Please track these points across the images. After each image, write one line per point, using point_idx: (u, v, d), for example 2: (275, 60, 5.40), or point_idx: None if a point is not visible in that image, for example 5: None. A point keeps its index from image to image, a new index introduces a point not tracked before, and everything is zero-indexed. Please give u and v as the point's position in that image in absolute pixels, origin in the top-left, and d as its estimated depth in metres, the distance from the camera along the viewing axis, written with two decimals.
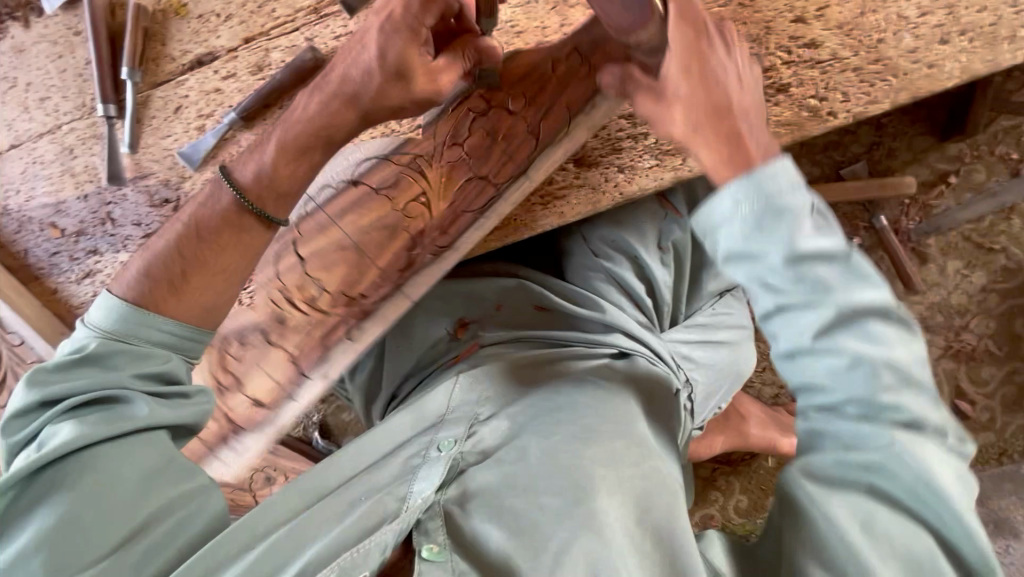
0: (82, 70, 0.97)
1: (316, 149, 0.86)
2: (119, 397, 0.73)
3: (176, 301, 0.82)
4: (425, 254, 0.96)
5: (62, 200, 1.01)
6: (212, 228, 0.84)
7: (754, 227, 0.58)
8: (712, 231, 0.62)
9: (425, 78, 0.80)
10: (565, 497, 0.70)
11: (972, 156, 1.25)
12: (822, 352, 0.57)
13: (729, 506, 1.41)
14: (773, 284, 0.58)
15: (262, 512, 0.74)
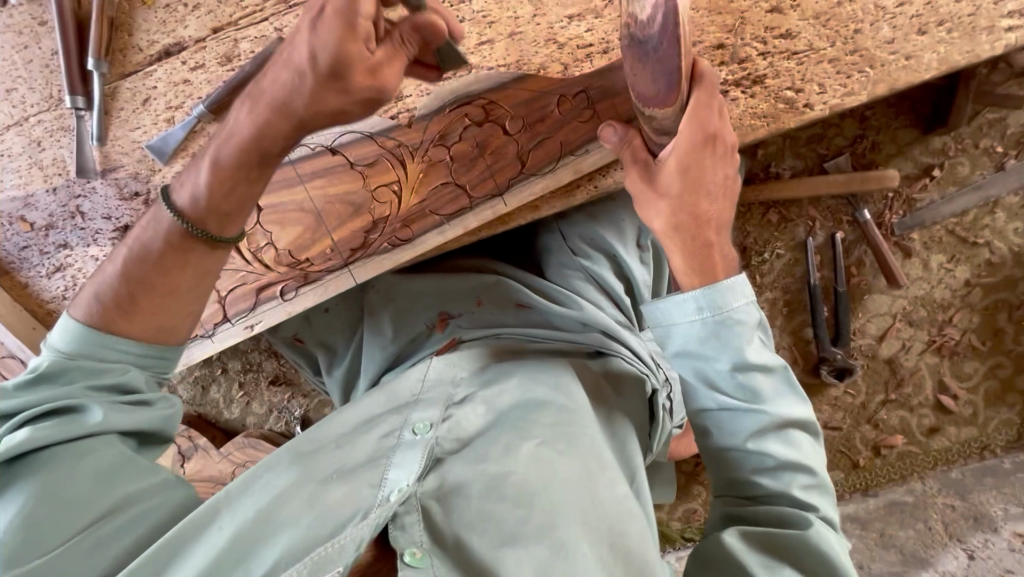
0: (48, 60, 0.96)
1: (249, 167, 0.79)
2: (73, 406, 0.72)
3: (126, 322, 0.78)
4: (381, 242, 0.97)
5: (31, 194, 1.00)
6: (157, 250, 0.79)
7: (708, 333, 0.69)
8: (671, 327, 0.72)
9: (362, 76, 0.72)
10: (540, 503, 0.69)
11: (956, 149, 1.23)
12: (753, 446, 0.68)
13: (711, 501, 1.40)
14: (717, 384, 0.69)
15: (232, 494, 0.71)
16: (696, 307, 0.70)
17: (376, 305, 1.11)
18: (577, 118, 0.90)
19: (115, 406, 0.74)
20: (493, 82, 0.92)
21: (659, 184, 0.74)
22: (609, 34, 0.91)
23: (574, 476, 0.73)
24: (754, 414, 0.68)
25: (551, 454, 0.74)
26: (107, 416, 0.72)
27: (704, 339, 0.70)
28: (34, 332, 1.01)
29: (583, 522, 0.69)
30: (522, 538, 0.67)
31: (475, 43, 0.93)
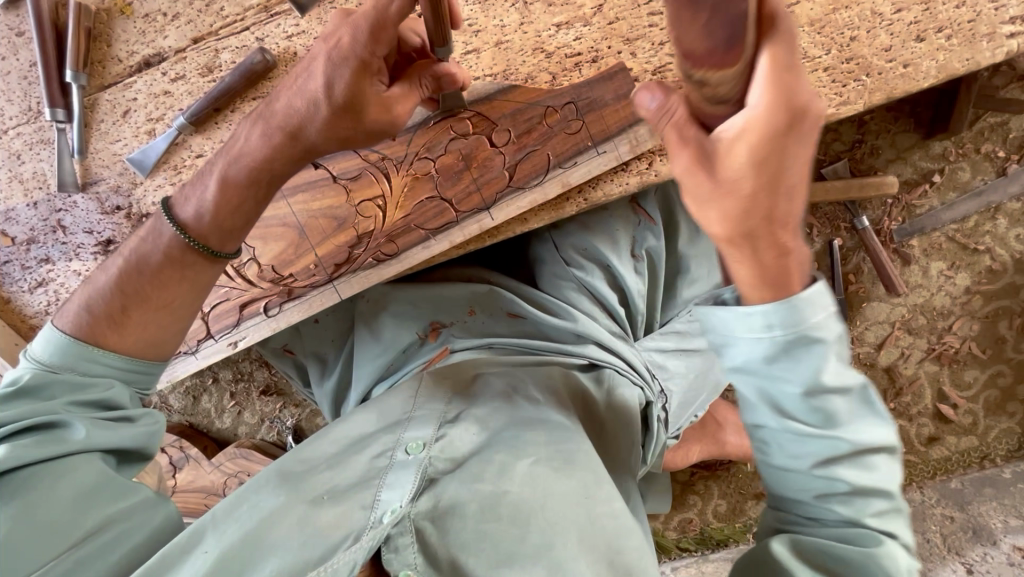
0: (26, 72, 0.94)
1: (259, 184, 0.81)
2: (55, 422, 0.70)
3: (118, 336, 0.78)
4: (367, 257, 0.95)
5: (11, 208, 0.98)
6: (155, 263, 0.80)
7: (777, 353, 0.50)
8: (726, 337, 0.53)
9: (377, 111, 0.76)
10: (537, 524, 0.67)
11: (957, 154, 1.21)
12: (819, 477, 0.54)
13: (707, 511, 1.39)
14: (782, 410, 0.53)
15: (216, 517, 0.69)
16: (764, 323, 0.50)
17: (367, 315, 1.09)
18: (564, 131, 0.88)
19: (99, 422, 0.72)
20: (477, 93, 0.90)
21: (722, 164, 0.49)
22: (597, 42, 0.88)
23: (570, 495, 0.71)
24: (826, 441, 0.52)
25: (546, 474, 0.72)
26: (91, 433, 0.70)
27: (771, 360, 0.51)
28: (16, 348, 1.00)
29: (581, 546, 0.67)
30: (518, 560, 0.65)
31: (461, 52, 0.91)
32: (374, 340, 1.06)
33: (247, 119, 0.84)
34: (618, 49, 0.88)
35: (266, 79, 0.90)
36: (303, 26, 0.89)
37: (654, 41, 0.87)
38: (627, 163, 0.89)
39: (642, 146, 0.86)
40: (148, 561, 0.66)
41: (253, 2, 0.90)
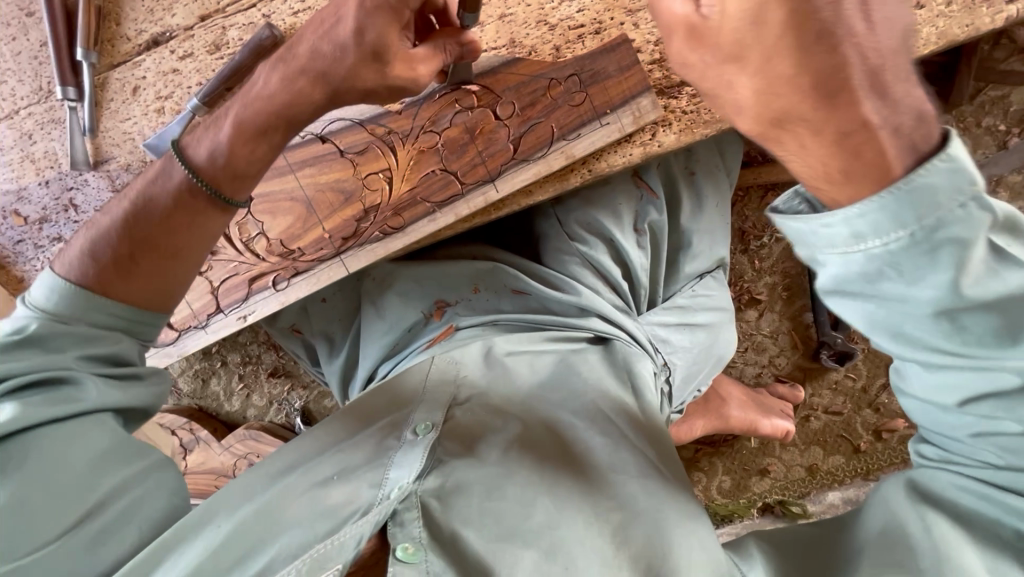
0: (37, 52, 0.95)
1: (274, 131, 0.82)
2: (63, 379, 0.71)
3: (125, 284, 0.78)
4: (373, 230, 0.97)
5: (23, 187, 0.99)
6: (162, 209, 0.80)
7: (881, 267, 0.46)
8: (811, 250, 0.50)
9: (402, 64, 0.78)
10: (543, 502, 0.69)
11: (958, 129, 1.21)
12: (962, 413, 0.54)
13: (712, 487, 1.40)
14: (909, 334, 0.50)
15: (230, 495, 0.72)
16: (850, 233, 0.46)
17: (373, 293, 1.11)
18: (569, 103, 0.89)
19: (107, 380, 0.74)
20: (483, 66, 0.91)
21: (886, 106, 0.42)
22: (600, 14, 0.89)
23: (570, 479, 0.72)
24: (982, 375, 0.50)
25: (550, 460, 0.74)
26: (102, 391, 0.72)
27: (872, 277, 0.47)
28: None
29: (582, 528, 0.67)
30: (519, 536, 0.67)
31: None
32: (380, 319, 1.07)
33: (268, 61, 0.86)
34: (621, 20, 0.89)
35: (275, 57, 0.91)
36: (309, 3, 0.90)
37: None
38: (629, 135, 0.90)
39: (645, 117, 0.87)
40: (160, 537, 0.67)
41: None
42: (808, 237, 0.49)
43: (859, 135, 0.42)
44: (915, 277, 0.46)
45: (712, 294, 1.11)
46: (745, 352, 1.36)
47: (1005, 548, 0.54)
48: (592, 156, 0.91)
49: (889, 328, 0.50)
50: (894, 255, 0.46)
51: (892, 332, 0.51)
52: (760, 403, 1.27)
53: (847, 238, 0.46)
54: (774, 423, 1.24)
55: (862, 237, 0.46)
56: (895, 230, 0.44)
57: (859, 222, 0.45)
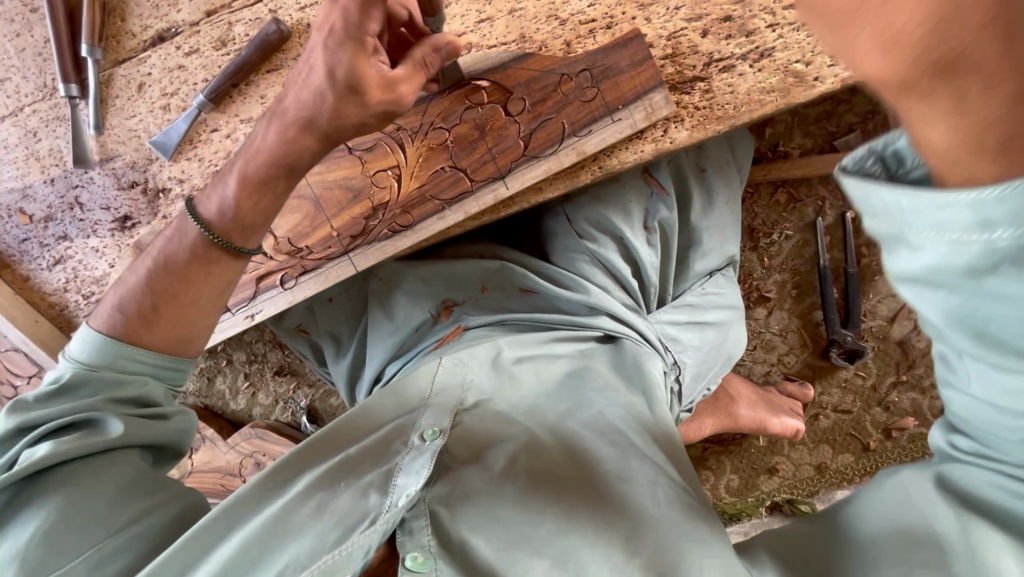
0: (41, 48, 0.94)
1: (278, 178, 0.81)
2: (92, 420, 0.71)
3: (148, 332, 0.77)
4: (381, 228, 0.96)
5: (29, 185, 0.98)
6: (182, 260, 0.80)
7: (997, 264, 0.33)
8: (901, 236, 0.36)
9: (380, 93, 0.75)
10: (552, 511, 0.67)
11: None
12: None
13: (720, 485, 1.39)
14: (992, 337, 0.37)
15: (242, 502, 0.71)
16: (978, 220, 0.32)
17: (380, 293, 1.10)
18: (580, 99, 0.88)
19: (133, 418, 0.73)
20: (493, 62, 0.90)
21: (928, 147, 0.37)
22: (612, 9, 0.88)
23: (577, 484, 0.71)
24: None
25: (559, 468, 0.73)
26: (128, 432, 0.71)
27: (983, 272, 0.34)
28: (35, 325, 1.01)
29: (594, 536, 0.65)
30: (529, 544, 0.65)
31: (474, 21, 0.92)
32: (387, 318, 1.06)
33: (264, 116, 0.85)
34: (632, 15, 0.87)
35: (282, 54, 0.90)
36: None
37: (669, 6, 0.87)
38: (641, 132, 0.89)
39: (657, 113, 0.86)
40: (176, 541, 0.67)
41: None
42: (897, 213, 0.36)
43: (1023, 108, 0.30)
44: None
45: (722, 292, 1.10)
46: (754, 349, 1.36)
47: None
48: (602, 152, 0.89)
49: (969, 324, 0.37)
50: (1009, 251, 0.33)
51: (971, 331, 0.37)
52: (769, 401, 1.26)
53: (959, 226, 0.33)
54: (783, 421, 1.23)
55: (991, 226, 0.32)
56: (1016, 221, 0.32)
57: (1000, 206, 0.31)
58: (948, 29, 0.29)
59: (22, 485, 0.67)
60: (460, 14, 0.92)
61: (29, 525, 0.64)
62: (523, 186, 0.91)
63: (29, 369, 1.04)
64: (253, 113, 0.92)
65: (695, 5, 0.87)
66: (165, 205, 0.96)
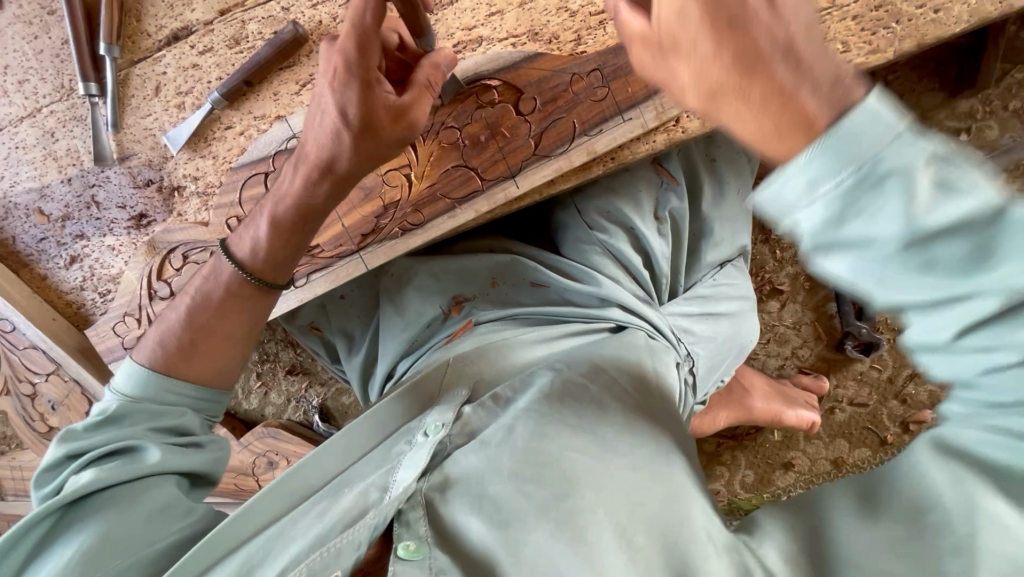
0: (59, 50, 0.95)
1: (306, 219, 0.85)
2: (132, 449, 0.72)
3: (186, 367, 0.80)
4: (393, 227, 0.97)
5: (46, 185, 1.00)
6: (219, 297, 0.84)
7: (845, 209, 0.40)
8: (788, 218, 0.43)
9: (392, 122, 0.76)
10: (546, 482, 0.65)
11: (985, 112, 1.18)
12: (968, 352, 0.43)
13: (735, 481, 1.38)
14: (889, 279, 0.42)
15: (251, 510, 0.70)
16: (805, 183, 0.41)
17: (391, 289, 1.09)
18: (591, 98, 0.88)
19: (171, 447, 0.74)
20: (503, 62, 0.90)
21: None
22: None
23: (574, 441, 0.69)
24: (961, 302, 0.40)
25: (552, 426, 0.70)
26: (166, 458, 0.72)
27: (841, 218, 0.41)
28: (53, 322, 1.03)
29: (596, 505, 0.63)
30: (528, 519, 0.63)
31: (485, 14, 0.91)
32: (398, 314, 1.06)
33: (290, 157, 0.88)
34: None
35: (296, 53, 0.91)
36: None
37: None
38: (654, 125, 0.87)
39: (667, 114, 0.86)
40: (190, 549, 0.66)
41: None
42: (774, 200, 0.43)
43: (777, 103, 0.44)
44: (873, 216, 0.40)
45: (734, 282, 1.10)
46: (767, 343, 1.35)
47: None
48: (614, 145, 0.88)
49: (879, 271, 0.42)
50: (851, 194, 0.40)
51: (875, 278, 0.42)
52: (783, 394, 1.25)
53: (802, 199, 0.42)
54: (799, 414, 1.22)
55: (816, 184, 0.41)
56: (840, 169, 0.40)
57: (811, 169, 0.41)
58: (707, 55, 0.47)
59: (64, 510, 0.67)
60: (469, 9, 0.92)
61: (67, 548, 0.64)
62: (535, 185, 0.91)
63: (47, 367, 1.05)
64: (267, 111, 0.93)
65: None
66: (180, 202, 0.98)
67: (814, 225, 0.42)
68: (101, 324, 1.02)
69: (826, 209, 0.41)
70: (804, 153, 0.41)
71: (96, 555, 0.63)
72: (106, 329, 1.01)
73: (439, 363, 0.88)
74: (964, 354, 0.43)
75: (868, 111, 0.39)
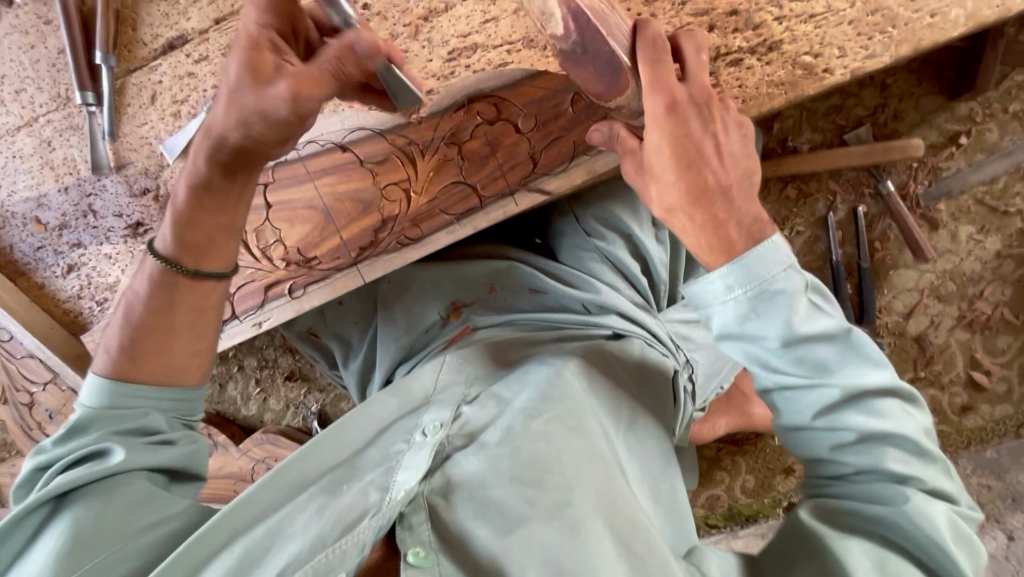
0: (55, 60, 0.95)
1: (214, 202, 0.76)
2: (98, 453, 0.70)
3: (134, 367, 0.74)
4: (391, 240, 0.97)
5: (43, 194, 1.00)
6: (158, 291, 0.76)
7: (748, 311, 0.63)
8: (706, 310, 0.66)
9: (265, 91, 0.68)
10: (549, 481, 0.69)
11: (984, 115, 1.17)
12: (827, 427, 0.63)
13: (735, 486, 1.38)
14: (773, 364, 0.63)
15: (244, 505, 0.70)
16: (724, 287, 0.64)
17: (389, 295, 1.08)
18: (590, 118, 0.87)
19: (137, 446, 0.71)
20: (504, 79, 0.89)
21: (649, 170, 0.71)
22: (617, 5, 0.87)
23: (574, 443, 0.73)
24: (818, 392, 0.62)
25: (552, 426, 0.73)
26: (130, 458, 0.69)
27: (745, 318, 0.63)
28: (50, 330, 1.02)
29: (594, 510, 0.68)
30: (528, 520, 0.66)
31: (479, 22, 0.90)
32: (395, 321, 1.05)
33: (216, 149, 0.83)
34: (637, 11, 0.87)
35: None
36: None
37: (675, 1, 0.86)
38: None
39: None
40: (177, 549, 0.65)
41: None
42: (705, 294, 0.65)
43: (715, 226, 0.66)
44: (768, 318, 0.62)
45: None
46: None
47: (891, 544, 0.59)
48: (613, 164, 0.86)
49: (764, 362, 0.64)
50: (752, 300, 0.63)
51: (763, 363, 0.64)
52: None
53: (723, 296, 0.64)
54: None
55: (730, 289, 0.63)
56: (746, 285, 0.63)
57: (729, 278, 0.63)
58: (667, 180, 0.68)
59: (52, 506, 0.66)
60: (463, 16, 0.90)
61: (48, 543, 0.63)
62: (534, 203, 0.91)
63: (44, 376, 1.05)
64: None
65: None
66: None
67: (723, 320, 0.65)
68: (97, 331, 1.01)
69: (735, 305, 0.63)
70: (728, 269, 0.63)
71: (77, 554, 0.62)
72: (102, 336, 1.00)
73: (433, 367, 0.89)
74: (818, 434, 0.64)
75: (772, 246, 0.63)
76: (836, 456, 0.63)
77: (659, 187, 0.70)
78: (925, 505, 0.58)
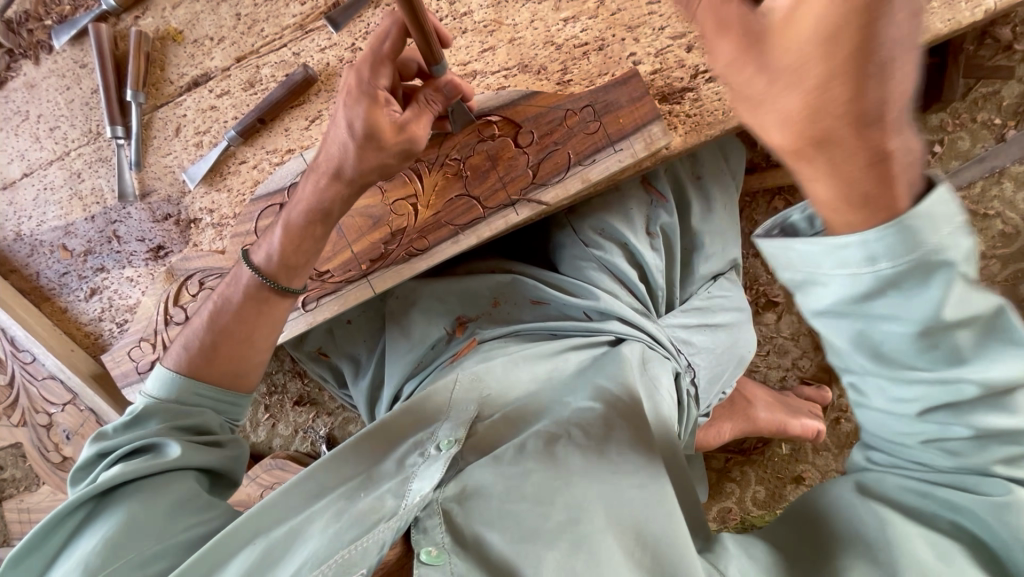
0: (88, 99, 1.03)
1: (317, 226, 0.90)
2: (157, 446, 0.77)
3: (205, 367, 0.85)
4: (399, 252, 1.02)
5: (71, 222, 1.06)
6: (237, 303, 0.89)
7: (885, 288, 0.46)
8: (818, 277, 0.49)
9: (394, 134, 0.83)
10: (561, 501, 0.70)
11: (954, 125, 1.24)
12: (931, 422, 0.55)
13: (746, 498, 1.37)
14: (886, 348, 0.51)
15: (264, 516, 0.72)
16: (864, 256, 0.45)
17: (397, 312, 1.12)
18: (584, 131, 0.93)
19: (193, 444, 0.78)
20: (504, 99, 0.96)
21: (782, 58, 0.44)
22: (602, 32, 0.96)
23: (583, 462, 0.74)
24: (941, 386, 0.51)
25: (563, 447, 0.76)
26: (186, 453, 0.76)
27: (870, 296, 0.47)
28: (73, 353, 1.07)
29: (609, 522, 0.69)
30: (544, 535, 0.67)
31: (478, 51, 1.00)
32: (404, 336, 1.09)
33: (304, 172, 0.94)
34: (622, 37, 0.95)
35: (307, 92, 0.99)
36: (335, 40, 0.97)
37: (655, 26, 0.94)
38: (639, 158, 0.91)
39: (656, 143, 0.91)
40: (198, 552, 0.68)
41: (288, 22, 0.99)
42: (822, 258, 0.48)
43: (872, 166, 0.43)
44: (905, 297, 0.47)
45: (728, 294, 1.14)
46: (766, 355, 1.37)
47: (960, 536, 0.56)
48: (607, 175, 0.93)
49: (870, 343, 0.51)
50: (893, 274, 0.45)
51: (875, 345, 0.51)
52: (788, 405, 1.26)
53: (852, 264, 0.46)
54: (804, 423, 1.23)
55: (875, 260, 0.45)
56: (894, 257, 0.44)
57: (876, 243, 0.44)
58: (816, 72, 0.42)
59: (100, 499, 0.73)
60: (464, 47, 1.00)
61: (93, 538, 0.68)
62: (532, 213, 0.96)
63: (64, 397, 1.08)
64: (279, 145, 1.00)
65: (678, 23, 0.94)
66: (196, 233, 1.04)
67: (841, 294, 0.48)
68: (115, 350, 1.04)
69: (863, 280, 0.46)
70: (875, 230, 0.44)
71: (114, 552, 0.67)
72: (121, 354, 1.04)
73: (447, 380, 0.90)
74: (917, 423, 0.56)
75: (942, 200, 0.44)
76: (926, 446, 0.57)
77: (803, 87, 0.43)
78: (1022, 508, 0.52)
